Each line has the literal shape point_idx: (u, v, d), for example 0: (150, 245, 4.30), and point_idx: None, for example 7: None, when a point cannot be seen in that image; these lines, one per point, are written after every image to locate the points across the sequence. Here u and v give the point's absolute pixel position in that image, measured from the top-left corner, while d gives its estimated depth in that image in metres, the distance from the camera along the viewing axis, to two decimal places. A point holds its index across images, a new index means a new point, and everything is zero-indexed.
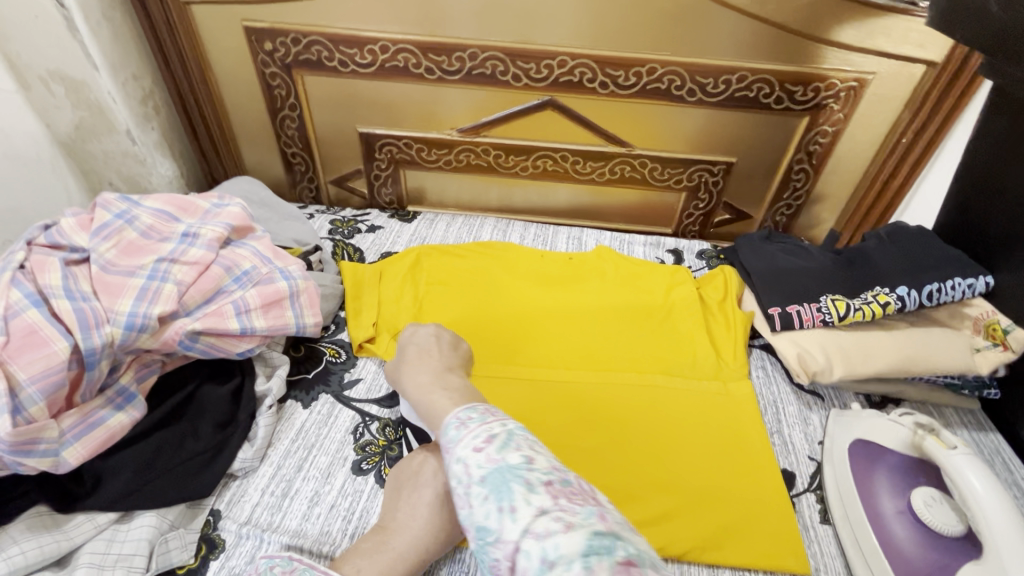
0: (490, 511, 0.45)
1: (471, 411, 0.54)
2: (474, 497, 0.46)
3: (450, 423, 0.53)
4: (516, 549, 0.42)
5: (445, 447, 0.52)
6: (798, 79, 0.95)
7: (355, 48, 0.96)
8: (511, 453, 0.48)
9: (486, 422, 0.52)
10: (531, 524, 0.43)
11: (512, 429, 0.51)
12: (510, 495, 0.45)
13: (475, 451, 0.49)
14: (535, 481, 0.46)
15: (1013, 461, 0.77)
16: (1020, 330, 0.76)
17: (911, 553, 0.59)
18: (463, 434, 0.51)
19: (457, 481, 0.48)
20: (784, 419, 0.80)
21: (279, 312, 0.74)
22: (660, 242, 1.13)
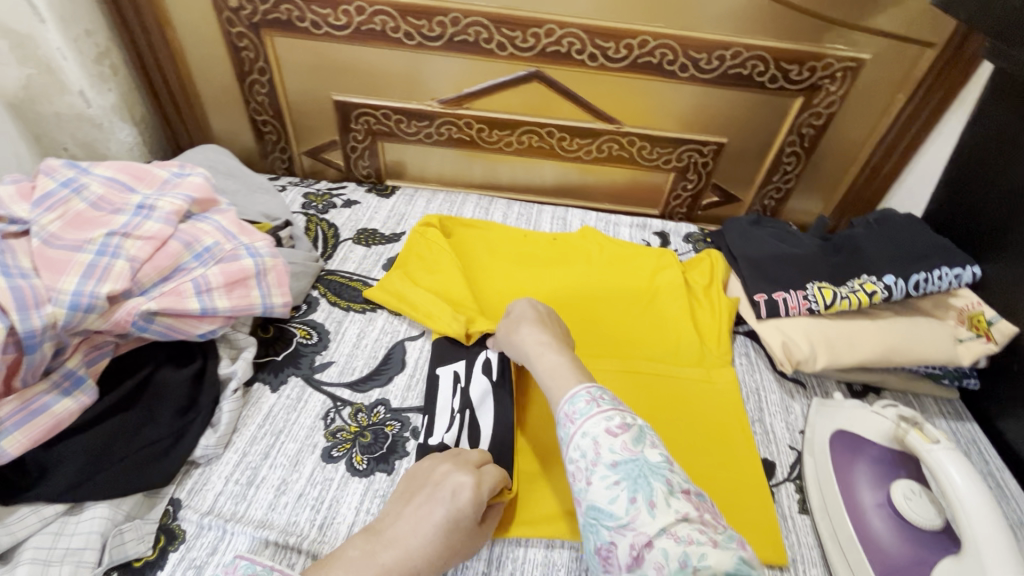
0: (622, 498, 0.48)
1: (602, 391, 0.57)
2: (600, 478, 0.50)
3: (579, 395, 0.57)
4: (649, 542, 0.46)
5: (569, 417, 0.56)
6: (794, 56, 0.91)
7: (328, 9, 0.90)
8: (648, 449, 0.51)
9: (616, 408, 0.55)
10: (671, 525, 0.46)
11: (644, 425, 0.54)
12: (649, 491, 0.48)
13: (608, 434, 0.52)
14: (674, 486, 0.49)
15: (989, 452, 0.77)
16: (1005, 322, 0.76)
17: (889, 546, 0.58)
18: (594, 411, 0.55)
19: (583, 455, 0.52)
20: (766, 407, 0.79)
21: (244, 291, 0.70)
22: (646, 224, 1.10)
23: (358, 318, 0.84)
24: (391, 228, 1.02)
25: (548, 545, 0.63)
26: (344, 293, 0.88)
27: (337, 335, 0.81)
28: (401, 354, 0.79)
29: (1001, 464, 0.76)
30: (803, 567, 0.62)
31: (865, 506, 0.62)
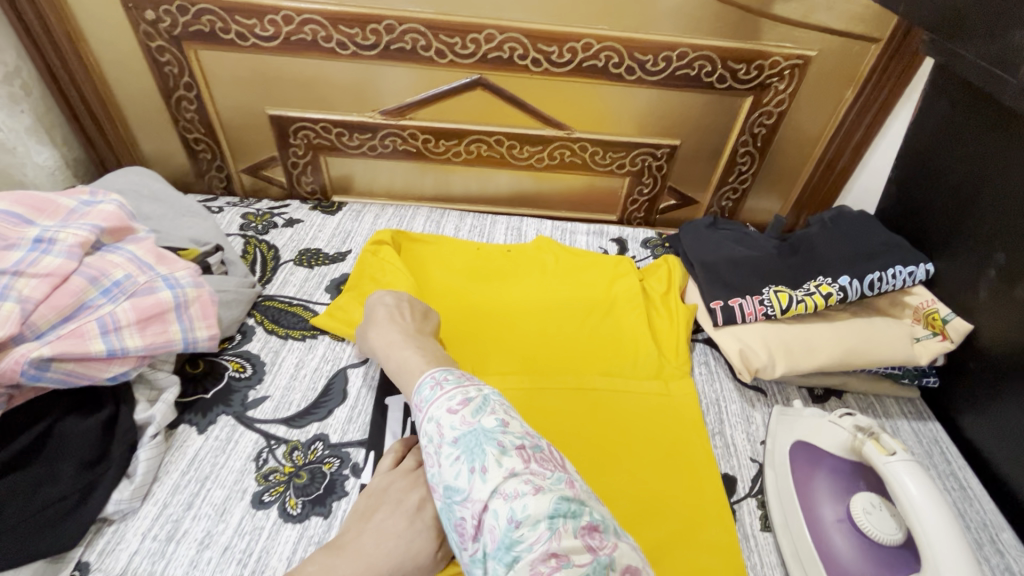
0: (461, 471, 0.46)
1: (448, 373, 0.55)
2: (445, 458, 0.48)
3: (425, 383, 0.54)
4: (485, 507, 0.44)
5: (418, 406, 0.53)
6: (741, 55, 0.89)
7: (253, 19, 0.85)
8: (485, 417, 0.49)
9: (462, 385, 0.53)
10: (500, 485, 0.44)
11: (487, 393, 0.52)
12: (482, 457, 0.46)
13: (449, 413, 0.50)
14: (507, 445, 0.47)
15: (951, 452, 0.76)
16: (960, 319, 0.74)
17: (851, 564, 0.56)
18: (437, 394, 0.52)
19: (429, 440, 0.50)
20: (726, 418, 0.76)
21: (161, 327, 0.64)
22: (603, 231, 1.07)
23: (297, 346, 0.79)
24: (335, 247, 0.97)
25: None
26: (282, 320, 0.82)
27: (273, 367, 0.76)
28: (342, 384, 0.75)
29: (963, 464, 0.75)
30: None
31: (828, 522, 0.59)
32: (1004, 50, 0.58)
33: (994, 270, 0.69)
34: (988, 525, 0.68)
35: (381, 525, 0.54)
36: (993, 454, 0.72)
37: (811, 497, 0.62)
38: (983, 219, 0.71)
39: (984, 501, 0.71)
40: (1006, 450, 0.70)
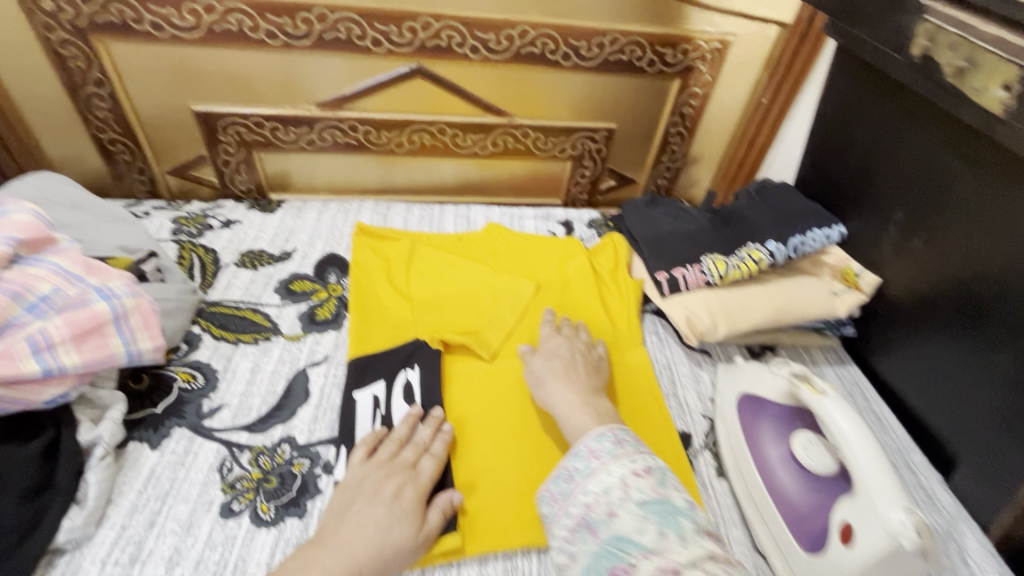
0: (649, 529, 0.47)
1: (625, 434, 0.57)
2: (627, 512, 0.49)
3: (604, 436, 0.57)
4: (676, 570, 0.44)
5: (593, 453, 0.55)
6: (667, 40, 0.95)
7: (170, 8, 0.80)
8: (673, 492, 0.51)
9: (641, 450, 0.55)
10: (701, 560, 0.44)
11: (666, 469, 0.54)
12: (678, 526, 0.47)
13: (636, 475, 0.52)
14: (701, 525, 0.48)
15: (869, 391, 0.86)
16: (870, 273, 0.83)
17: (795, 496, 0.61)
18: (620, 452, 0.55)
19: (608, 491, 0.51)
20: (678, 380, 0.82)
21: (100, 341, 0.60)
22: (550, 215, 1.10)
23: (250, 351, 0.76)
24: (279, 247, 0.93)
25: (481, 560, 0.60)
26: (230, 324, 0.79)
27: (226, 374, 0.73)
28: (304, 384, 0.73)
29: (879, 400, 0.85)
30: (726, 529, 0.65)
31: (775, 460, 0.65)
32: (891, 32, 0.65)
33: (894, 227, 0.78)
34: (901, 450, 0.78)
35: (362, 517, 0.55)
36: (904, 388, 0.82)
37: (760, 441, 0.68)
38: (881, 183, 0.79)
39: (897, 430, 0.81)
40: (915, 384, 0.80)
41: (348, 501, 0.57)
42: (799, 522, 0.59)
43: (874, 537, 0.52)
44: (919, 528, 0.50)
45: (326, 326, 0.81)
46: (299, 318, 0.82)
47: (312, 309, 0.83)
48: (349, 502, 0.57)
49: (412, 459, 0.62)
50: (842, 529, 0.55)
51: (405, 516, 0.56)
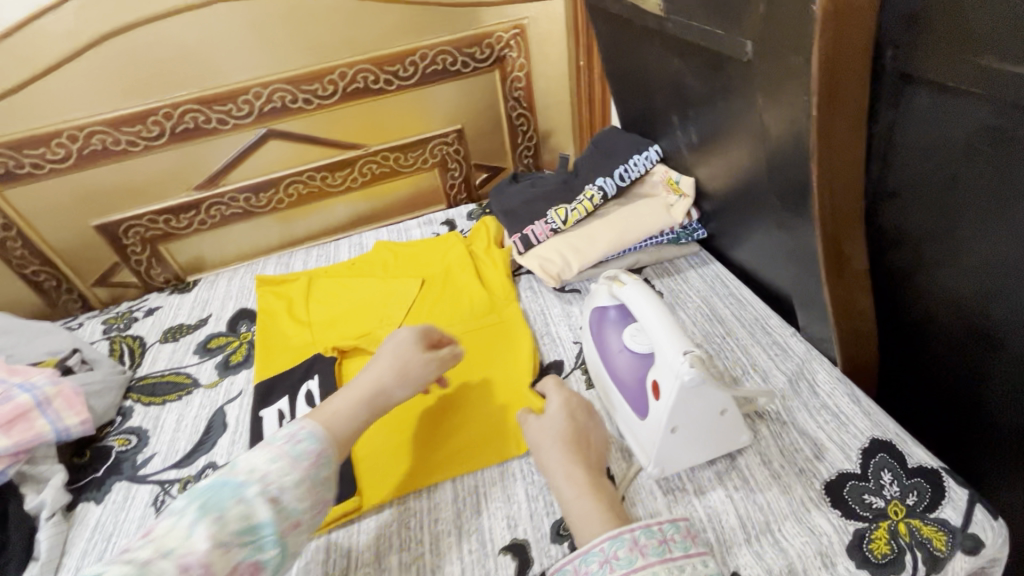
0: None
1: (673, 530, 0.56)
2: None
3: (652, 531, 0.55)
4: None
5: (639, 548, 0.53)
6: (470, 41, 1.08)
7: (41, 148, 0.94)
8: None
9: (689, 555, 0.53)
10: None
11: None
12: None
13: None
14: None
15: (727, 278, 0.94)
16: (686, 177, 0.93)
17: (627, 377, 0.69)
18: (639, 563, 0.52)
19: None
20: (551, 320, 0.91)
21: (27, 425, 0.72)
22: (433, 219, 1.22)
23: (175, 405, 0.87)
24: (196, 316, 1.06)
25: (380, 511, 0.69)
26: (157, 390, 0.91)
27: (155, 429, 0.84)
28: (222, 418, 0.84)
29: (737, 283, 0.93)
30: None
31: (612, 352, 0.73)
32: None
33: (680, 130, 0.86)
34: (758, 318, 0.86)
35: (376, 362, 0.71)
36: (754, 264, 0.90)
37: (603, 340, 0.76)
38: (657, 98, 0.87)
39: (753, 303, 0.89)
40: (753, 258, 0.88)
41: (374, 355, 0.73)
42: (633, 398, 0.67)
43: (667, 384, 0.60)
44: (693, 363, 0.58)
45: (239, 368, 0.92)
46: (215, 367, 0.93)
47: (226, 357, 0.95)
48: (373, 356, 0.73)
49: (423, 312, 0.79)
50: (653, 388, 0.63)
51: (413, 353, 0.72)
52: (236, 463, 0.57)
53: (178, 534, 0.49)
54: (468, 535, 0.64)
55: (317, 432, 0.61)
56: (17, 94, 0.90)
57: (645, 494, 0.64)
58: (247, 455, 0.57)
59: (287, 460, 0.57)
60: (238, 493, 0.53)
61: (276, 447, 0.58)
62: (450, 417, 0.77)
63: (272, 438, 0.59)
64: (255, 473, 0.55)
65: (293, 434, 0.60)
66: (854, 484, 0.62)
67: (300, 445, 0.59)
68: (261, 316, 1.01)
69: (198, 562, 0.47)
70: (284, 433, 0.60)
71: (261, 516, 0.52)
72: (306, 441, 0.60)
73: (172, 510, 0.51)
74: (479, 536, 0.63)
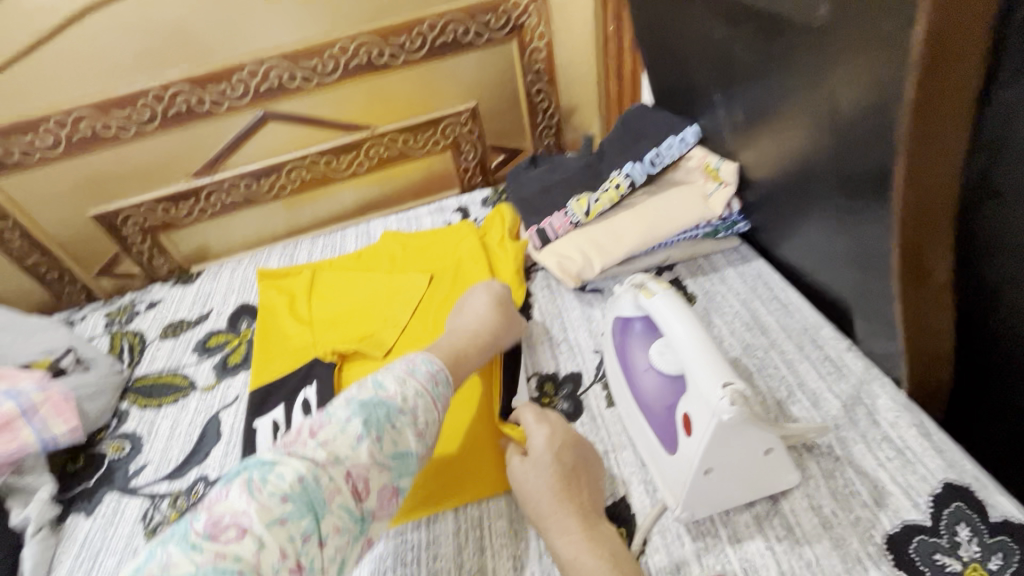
0: None
1: None
2: None
3: None
4: None
5: None
6: (484, 7, 0.96)
7: (29, 134, 0.89)
8: None
9: None
10: None
11: None
12: None
13: None
14: None
15: (772, 279, 0.83)
16: (728, 162, 0.81)
17: (654, 403, 0.60)
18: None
19: None
20: (569, 325, 0.82)
21: (11, 435, 0.69)
22: (445, 206, 1.13)
23: (171, 410, 0.83)
24: (198, 311, 1.01)
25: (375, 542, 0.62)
26: (154, 392, 0.87)
27: (150, 436, 0.80)
28: (216, 426, 0.79)
29: (783, 285, 0.82)
30: (615, 455, 0.65)
31: (638, 370, 0.64)
32: None
33: (722, 109, 0.74)
34: (808, 328, 0.75)
35: (475, 305, 0.75)
36: (801, 264, 0.79)
37: (629, 355, 0.67)
38: (696, 72, 0.75)
39: (802, 309, 0.77)
40: (804, 258, 0.77)
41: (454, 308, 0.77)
42: (660, 428, 0.58)
43: (703, 421, 0.51)
44: (735, 400, 0.49)
45: (236, 370, 0.87)
46: (213, 368, 0.88)
47: (225, 357, 0.90)
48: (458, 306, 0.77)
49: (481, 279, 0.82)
50: (684, 422, 0.54)
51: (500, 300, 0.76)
52: (383, 383, 0.54)
53: (347, 442, 0.48)
54: None
55: (449, 374, 0.60)
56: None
57: (672, 539, 0.56)
58: (395, 379, 0.54)
59: (429, 397, 0.55)
60: (391, 419, 0.51)
61: (420, 381, 0.56)
62: (455, 436, 0.70)
63: (414, 369, 0.57)
64: (405, 406, 0.52)
65: (432, 371, 0.58)
66: (921, 540, 0.52)
67: (438, 387, 0.57)
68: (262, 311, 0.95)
69: (364, 477, 0.48)
70: (424, 367, 0.58)
71: (407, 447, 0.51)
72: (442, 385, 0.58)
73: (334, 415, 0.50)
74: None
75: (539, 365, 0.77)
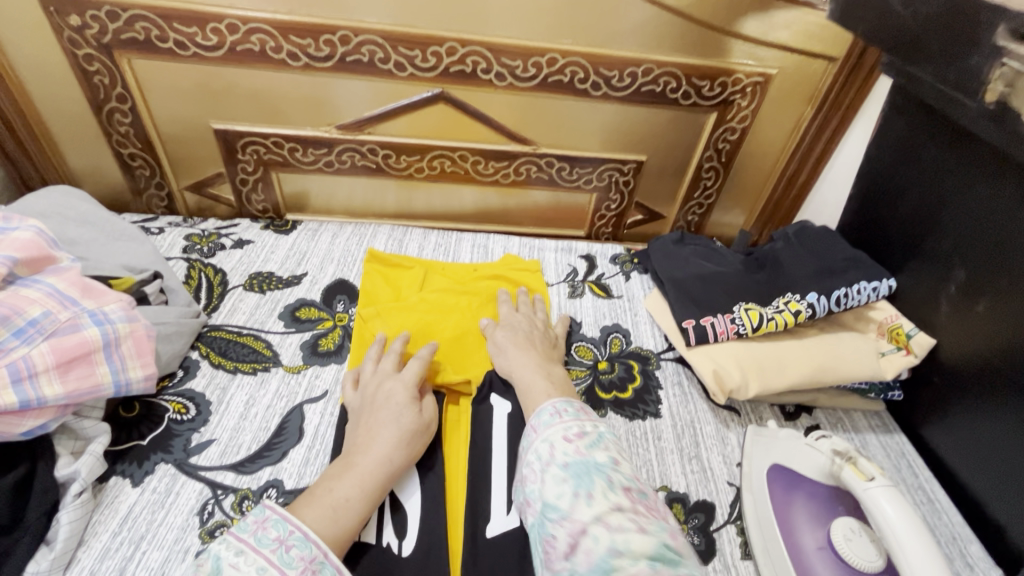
0: (565, 493, 0.48)
1: (568, 404, 0.58)
2: (551, 478, 0.50)
3: (545, 410, 0.58)
4: (584, 531, 0.46)
5: (533, 427, 0.57)
6: (704, 72, 0.89)
7: (194, 27, 0.79)
8: (599, 452, 0.52)
9: (580, 418, 0.56)
10: (606, 514, 0.46)
11: (603, 431, 0.55)
12: (589, 484, 0.48)
13: (565, 440, 0.53)
14: (616, 482, 0.49)
15: (917, 464, 0.77)
16: (923, 334, 0.74)
17: None
18: (556, 421, 0.55)
19: (538, 458, 0.53)
20: (702, 441, 0.74)
21: (87, 371, 0.58)
22: (572, 248, 1.04)
23: (247, 382, 0.73)
24: (289, 270, 0.90)
25: None
26: (230, 352, 0.76)
27: (219, 406, 0.69)
28: (298, 422, 0.69)
29: (930, 476, 0.75)
30: None
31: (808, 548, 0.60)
32: (961, 74, 0.57)
33: (955, 286, 0.69)
34: (956, 538, 0.68)
35: (375, 424, 0.61)
36: (957, 464, 0.73)
37: (791, 524, 0.62)
38: (938, 235, 0.70)
39: (952, 514, 0.71)
40: (971, 463, 0.71)
41: (362, 413, 0.64)
42: None
43: None
44: None
45: (328, 358, 0.77)
46: (302, 348, 0.78)
47: (316, 338, 0.80)
48: (361, 415, 0.64)
49: (393, 367, 0.69)
50: None
51: (405, 412, 0.63)
52: (221, 565, 0.46)
53: None
54: None
55: (310, 533, 0.50)
56: None
57: None
58: (234, 556, 0.46)
59: (273, 573, 0.45)
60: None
61: (265, 554, 0.47)
62: None
63: (257, 539, 0.48)
64: None
65: (282, 536, 0.48)
66: None
67: (290, 553, 0.47)
68: (364, 298, 0.86)
69: None
70: (276, 533, 0.48)
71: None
72: (300, 545, 0.48)
73: None
74: None
75: (667, 479, 0.69)
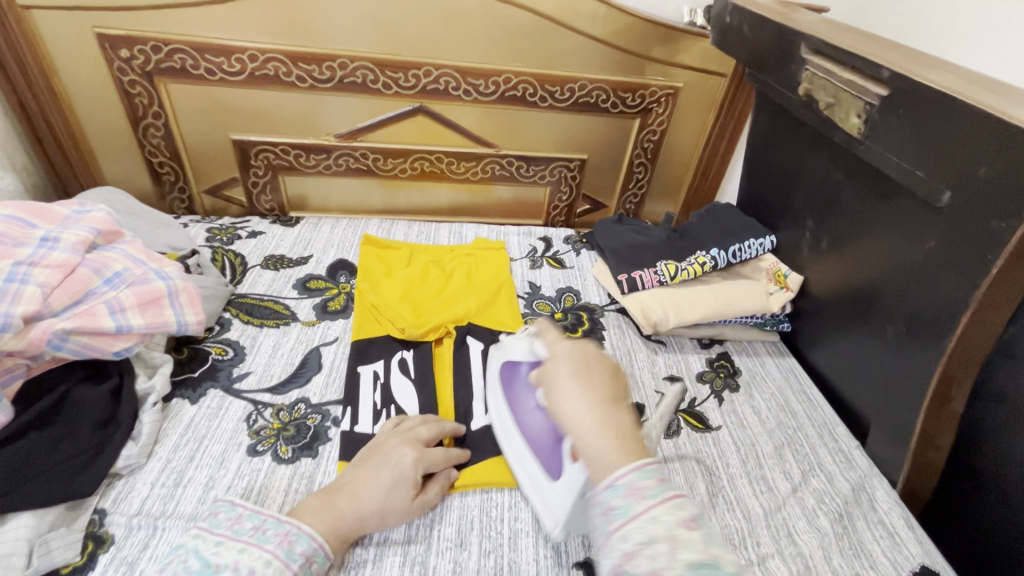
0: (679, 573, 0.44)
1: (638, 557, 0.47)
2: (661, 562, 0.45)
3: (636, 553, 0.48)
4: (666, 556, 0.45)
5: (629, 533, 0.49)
6: (627, 87, 1.14)
7: (221, 57, 0.99)
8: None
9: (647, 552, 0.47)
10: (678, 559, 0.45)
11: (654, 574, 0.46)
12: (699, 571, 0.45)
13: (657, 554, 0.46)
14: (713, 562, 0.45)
15: (801, 375, 0.99)
16: (795, 274, 0.98)
17: (540, 435, 0.69)
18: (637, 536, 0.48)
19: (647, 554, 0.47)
20: (636, 364, 0.96)
21: (158, 311, 0.75)
22: (532, 232, 1.26)
23: (272, 332, 0.90)
24: (298, 253, 1.09)
25: (462, 494, 0.72)
26: (255, 312, 0.94)
27: (253, 349, 0.87)
28: (317, 359, 0.87)
29: (810, 382, 0.97)
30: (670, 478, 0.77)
31: (527, 408, 0.71)
32: (788, 77, 0.82)
33: (810, 233, 0.93)
34: (827, 422, 0.89)
35: (379, 476, 0.65)
36: (827, 370, 0.95)
37: (516, 397, 0.74)
38: (797, 197, 0.95)
39: (824, 406, 0.93)
40: (833, 367, 0.93)
41: (367, 458, 0.67)
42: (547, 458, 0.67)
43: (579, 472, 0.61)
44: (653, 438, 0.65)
45: (336, 315, 0.96)
46: (314, 308, 0.96)
47: (325, 301, 0.98)
48: (369, 458, 0.67)
49: (424, 437, 0.71)
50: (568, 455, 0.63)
51: (410, 481, 0.66)
52: (205, 555, 0.52)
53: None
54: (545, 542, 0.67)
55: (282, 517, 0.58)
56: (220, 2, 0.94)
57: None
58: (216, 547, 0.53)
59: (252, 549, 0.53)
60: None
61: (244, 539, 0.55)
62: None
63: (235, 531, 0.56)
64: (228, 567, 0.51)
65: (258, 524, 0.56)
66: None
67: (266, 533, 0.55)
68: (363, 274, 1.04)
69: None
70: (251, 524, 0.56)
71: None
72: (273, 526, 0.56)
73: None
74: (556, 545, 0.67)
75: None
